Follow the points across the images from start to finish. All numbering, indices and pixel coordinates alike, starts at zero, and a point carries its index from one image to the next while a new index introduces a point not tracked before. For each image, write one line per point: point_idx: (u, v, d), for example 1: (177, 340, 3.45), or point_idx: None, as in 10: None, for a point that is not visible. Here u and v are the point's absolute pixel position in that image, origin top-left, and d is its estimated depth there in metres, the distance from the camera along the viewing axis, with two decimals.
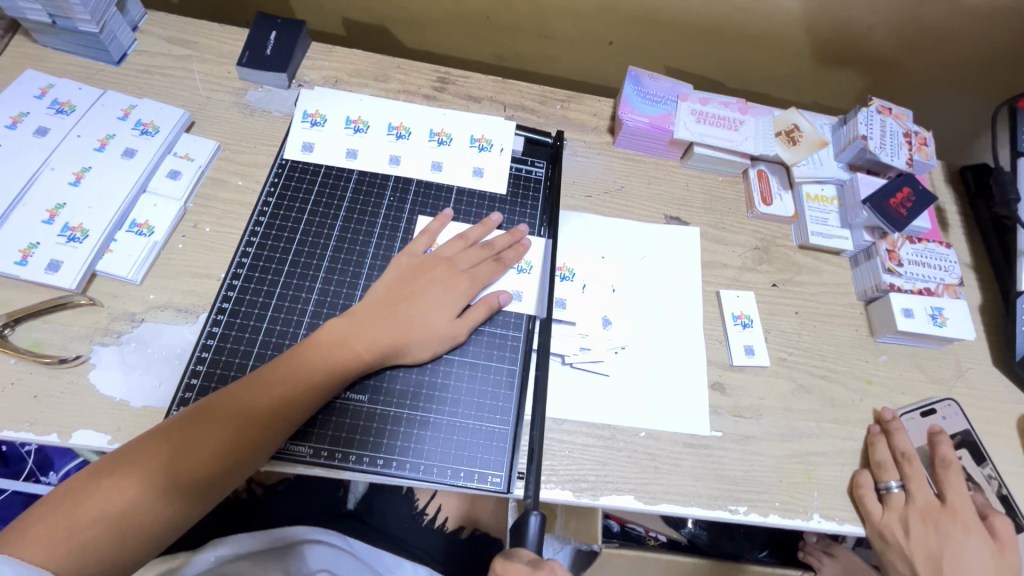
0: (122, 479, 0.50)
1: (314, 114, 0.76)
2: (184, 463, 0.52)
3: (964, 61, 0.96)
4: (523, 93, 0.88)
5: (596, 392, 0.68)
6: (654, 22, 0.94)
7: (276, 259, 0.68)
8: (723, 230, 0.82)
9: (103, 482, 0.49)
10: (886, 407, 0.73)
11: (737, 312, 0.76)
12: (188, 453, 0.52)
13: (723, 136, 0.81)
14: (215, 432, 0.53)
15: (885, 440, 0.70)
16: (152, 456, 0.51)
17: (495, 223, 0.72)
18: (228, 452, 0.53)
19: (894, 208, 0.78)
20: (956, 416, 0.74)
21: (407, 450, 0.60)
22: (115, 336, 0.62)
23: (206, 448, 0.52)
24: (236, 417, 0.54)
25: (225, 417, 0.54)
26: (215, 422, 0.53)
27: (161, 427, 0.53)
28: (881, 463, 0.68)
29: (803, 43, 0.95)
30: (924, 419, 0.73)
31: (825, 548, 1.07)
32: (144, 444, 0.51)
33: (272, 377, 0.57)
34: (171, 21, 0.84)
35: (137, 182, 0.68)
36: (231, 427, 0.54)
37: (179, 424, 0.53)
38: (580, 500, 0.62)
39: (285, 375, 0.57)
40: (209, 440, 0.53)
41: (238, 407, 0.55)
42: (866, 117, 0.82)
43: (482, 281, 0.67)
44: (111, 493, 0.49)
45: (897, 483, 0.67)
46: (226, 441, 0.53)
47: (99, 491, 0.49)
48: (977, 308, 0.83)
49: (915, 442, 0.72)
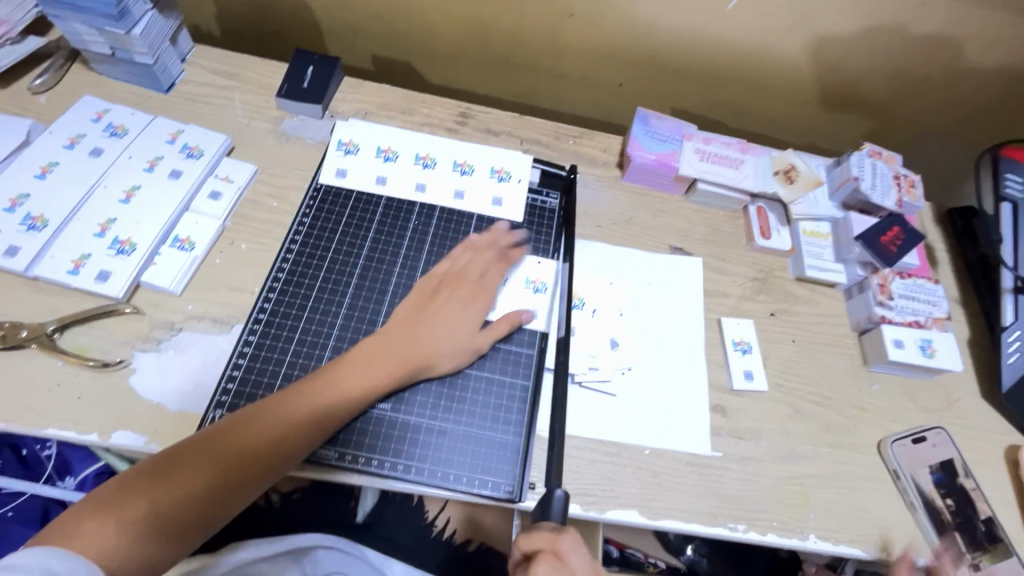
0: (165, 484, 0.53)
1: (348, 143, 0.82)
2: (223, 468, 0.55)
3: (950, 110, 1.03)
4: (538, 129, 0.95)
5: (603, 411, 0.72)
6: (661, 66, 1.01)
7: (308, 275, 0.73)
8: (724, 261, 0.88)
9: (148, 485, 0.53)
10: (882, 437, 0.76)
11: (737, 338, 0.80)
12: (228, 456, 0.56)
13: (725, 174, 0.88)
14: (253, 441, 0.57)
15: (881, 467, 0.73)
16: (193, 462, 0.54)
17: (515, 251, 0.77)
18: (267, 456, 0.57)
19: (885, 244, 0.83)
20: (946, 444, 0.76)
21: (425, 457, 0.63)
22: (155, 343, 0.67)
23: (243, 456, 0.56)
24: (275, 424, 0.58)
25: (262, 427, 0.58)
26: (257, 428, 0.58)
27: (204, 433, 0.57)
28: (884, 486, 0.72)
29: (800, 90, 1.02)
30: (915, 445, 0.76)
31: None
32: (184, 451, 0.55)
33: (305, 389, 0.61)
34: (216, 54, 0.91)
35: (181, 201, 0.74)
36: (267, 437, 0.57)
37: (218, 433, 0.57)
38: (587, 514, 0.65)
39: (319, 386, 0.61)
40: (250, 445, 0.57)
41: (274, 417, 0.58)
42: (858, 160, 0.89)
43: (501, 302, 0.72)
44: (157, 493, 0.52)
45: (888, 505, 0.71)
46: (265, 446, 0.57)
47: (147, 490, 0.52)
48: (965, 342, 0.87)
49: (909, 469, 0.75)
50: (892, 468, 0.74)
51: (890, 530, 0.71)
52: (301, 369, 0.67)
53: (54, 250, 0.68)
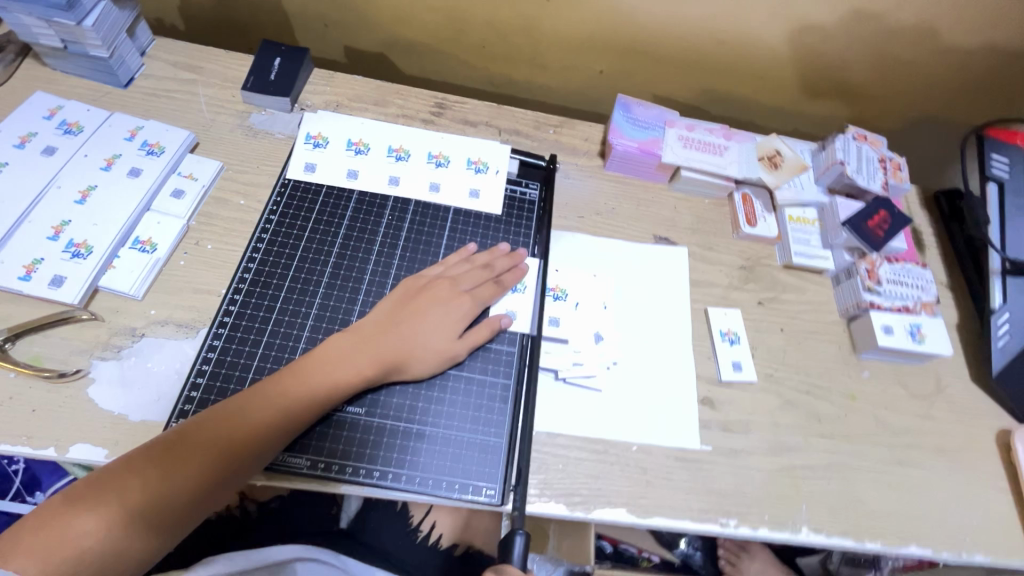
0: (121, 494, 0.50)
1: (316, 136, 0.79)
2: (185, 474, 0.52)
3: (936, 92, 1.01)
4: (517, 119, 0.92)
5: (587, 408, 0.69)
6: (642, 52, 0.98)
7: (277, 275, 0.70)
8: (710, 250, 0.86)
9: (102, 495, 0.50)
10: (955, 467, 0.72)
11: (725, 329, 0.78)
12: (190, 462, 0.53)
13: (709, 160, 0.86)
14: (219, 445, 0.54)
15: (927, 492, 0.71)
16: (154, 468, 0.52)
17: (501, 250, 0.74)
18: (231, 462, 0.54)
19: (873, 228, 0.82)
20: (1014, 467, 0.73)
21: (402, 462, 0.61)
22: (115, 351, 0.63)
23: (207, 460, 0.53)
24: (239, 428, 0.55)
25: (230, 428, 0.55)
26: (220, 433, 0.54)
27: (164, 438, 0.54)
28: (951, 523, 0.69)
29: (783, 73, 1.00)
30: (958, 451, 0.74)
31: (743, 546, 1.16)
32: (148, 452, 0.52)
33: (272, 391, 0.58)
34: (178, 47, 0.87)
35: (141, 200, 0.70)
36: (232, 440, 0.55)
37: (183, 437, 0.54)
38: (573, 514, 0.63)
39: (290, 386, 0.58)
40: (213, 450, 0.54)
41: (243, 420, 0.56)
42: (843, 143, 0.87)
43: (483, 301, 0.69)
44: (113, 502, 0.50)
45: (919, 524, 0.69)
46: (229, 451, 0.54)
47: (102, 500, 0.49)
48: (954, 326, 0.86)
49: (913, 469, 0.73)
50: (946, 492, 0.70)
51: (884, 520, 0.69)
52: (270, 373, 0.64)
53: (4, 255, 0.64)
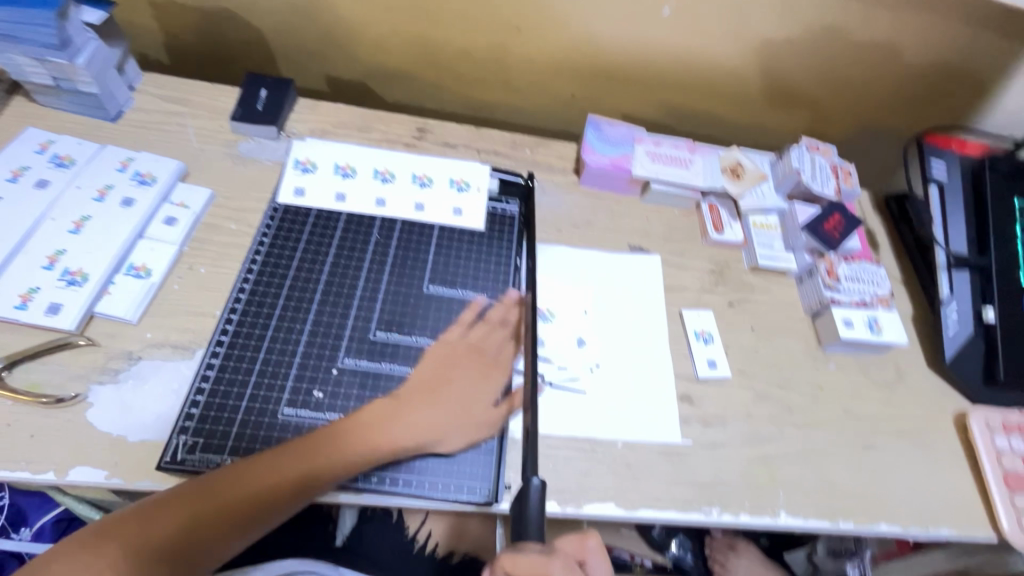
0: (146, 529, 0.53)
1: (305, 162, 0.83)
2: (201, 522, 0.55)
3: (880, 104, 1.09)
4: (495, 140, 0.97)
5: (574, 408, 0.73)
6: (609, 75, 1.05)
7: (271, 295, 0.72)
8: (682, 257, 0.91)
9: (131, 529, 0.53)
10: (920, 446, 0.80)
11: (699, 329, 0.83)
12: (219, 500, 0.56)
13: (676, 173, 0.92)
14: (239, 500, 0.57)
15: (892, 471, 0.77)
16: (170, 517, 0.54)
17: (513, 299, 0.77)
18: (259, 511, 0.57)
19: (829, 231, 0.88)
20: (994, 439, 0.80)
21: (399, 466, 0.64)
22: (112, 375, 0.65)
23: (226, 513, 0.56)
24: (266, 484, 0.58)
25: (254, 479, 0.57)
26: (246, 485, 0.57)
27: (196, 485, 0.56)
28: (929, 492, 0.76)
29: (741, 91, 1.07)
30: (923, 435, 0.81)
31: (729, 543, 1.23)
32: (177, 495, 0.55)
33: (305, 447, 0.60)
34: (165, 81, 0.90)
35: (135, 228, 0.72)
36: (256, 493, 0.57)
37: (203, 487, 0.56)
38: (564, 510, 0.66)
39: (319, 457, 0.59)
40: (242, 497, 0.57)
41: (264, 477, 0.58)
42: (798, 153, 0.94)
43: (509, 361, 0.72)
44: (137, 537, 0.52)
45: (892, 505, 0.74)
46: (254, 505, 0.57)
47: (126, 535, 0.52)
48: (909, 318, 0.93)
49: (880, 452, 0.78)
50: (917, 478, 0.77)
51: (856, 501, 0.74)
52: (268, 388, 0.66)
53: (0, 285, 0.65)
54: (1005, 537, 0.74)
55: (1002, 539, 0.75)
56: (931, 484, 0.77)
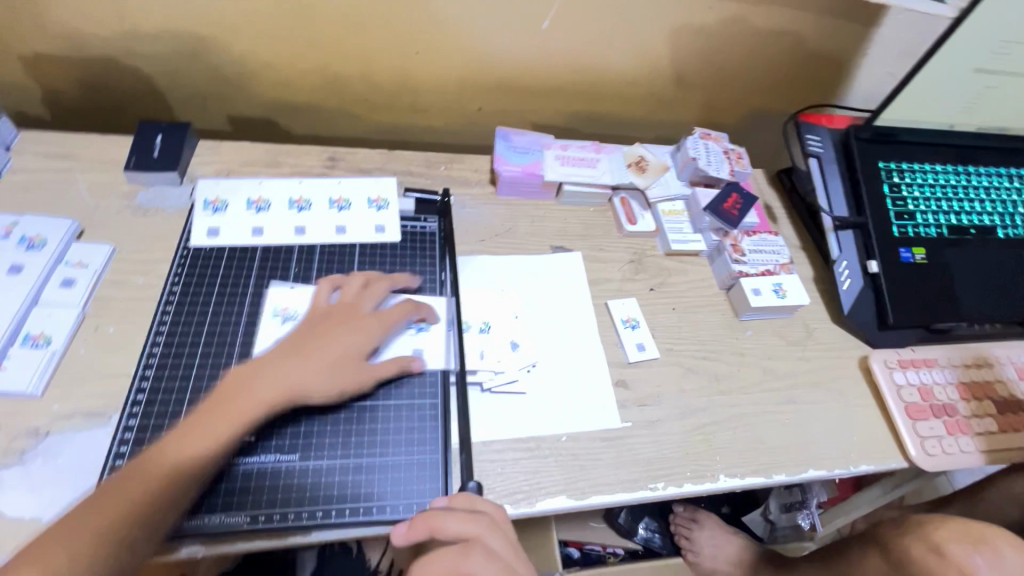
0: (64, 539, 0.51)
1: (285, 309, 0.74)
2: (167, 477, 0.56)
3: (759, 89, 1.20)
4: (409, 160, 0.98)
5: (515, 410, 0.75)
6: (511, 88, 1.09)
7: (189, 343, 0.70)
8: (601, 251, 0.96)
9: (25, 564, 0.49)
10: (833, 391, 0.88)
11: (625, 316, 0.87)
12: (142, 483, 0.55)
13: (585, 173, 0.97)
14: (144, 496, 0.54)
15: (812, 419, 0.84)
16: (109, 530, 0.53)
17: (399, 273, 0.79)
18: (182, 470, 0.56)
19: (728, 209, 0.96)
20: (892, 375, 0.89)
21: (345, 497, 0.62)
22: (17, 456, 0.60)
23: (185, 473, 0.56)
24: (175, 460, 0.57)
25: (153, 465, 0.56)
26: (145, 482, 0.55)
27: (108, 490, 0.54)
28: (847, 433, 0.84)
29: (635, 90, 1.14)
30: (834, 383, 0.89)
31: (691, 517, 1.29)
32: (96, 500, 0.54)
33: (200, 424, 0.59)
34: (47, 138, 0.85)
35: (27, 295, 0.68)
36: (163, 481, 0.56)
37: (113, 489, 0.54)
38: (518, 511, 0.67)
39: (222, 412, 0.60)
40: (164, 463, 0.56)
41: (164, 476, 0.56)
42: (693, 142, 1.02)
43: (389, 320, 0.72)
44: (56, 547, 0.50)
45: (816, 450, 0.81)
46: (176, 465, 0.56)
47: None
48: (810, 279, 1.02)
49: (799, 404, 0.85)
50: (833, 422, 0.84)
51: (784, 453, 0.80)
52: None
53: None
54: (914, 462, 0.83)
55: (912, 464, 0.83)
56: (847, 426, 0.85)
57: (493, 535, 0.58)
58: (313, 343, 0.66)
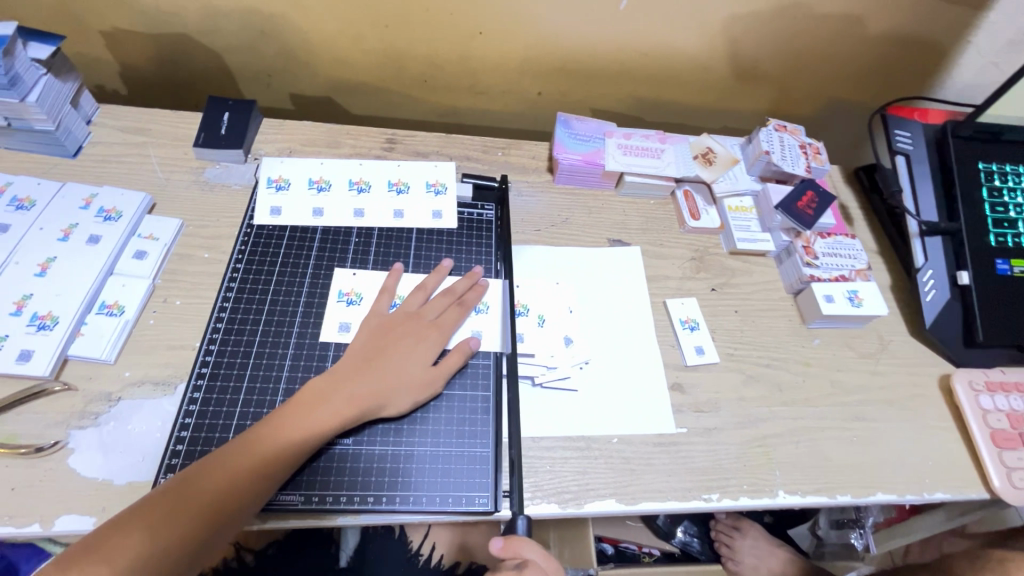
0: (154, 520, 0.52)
1: (349, 293, 0.75)
2: (254, 473, 0.57)
3: (842, 79, 1.11)
4: (466, 145, 0.96)
5: (567, 408, 0.73)
6: (574, 72, 1.05)
7: (250, 320, 0.71)
8: (661, 246, 0.91)
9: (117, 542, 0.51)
10: (908, 413, 0.81)
11: (684, 317, 0.83)
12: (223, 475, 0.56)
13: (649, 164, 0.92)
14: (229, 487, 0.56)
15: (884, 439, 0.78)
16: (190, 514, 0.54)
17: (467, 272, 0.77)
18: (266, 470, 0.58)
19: (802, 209, 0.89)
20: (979, 398, 0.82)
21: (395, 485, 0.63)
22: (92, 419, 0.63)
23: (269, 473, 0.58)
24: (255, 453, 0.58)
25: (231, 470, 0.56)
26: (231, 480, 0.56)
27: (191, 480, 0.55)
28: (922, 460, 0.78)
29: (706, 77, 1.08)
30: (910, 402, 0.82)
31: (733, 524, 1.25)
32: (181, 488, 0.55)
33: (274, 423, 0.60)
34: (124, 112, 0.88)
35: (104, 265, 0.71)
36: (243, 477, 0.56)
37: (194, 479, 0.55)
38: (566, 511, 0.66)
39: (295, 429, 0.60)
40: (244, 466, 0.57)
41: (243, 466, 0.57)
42: (766, 135, 0.95)
43: (450, 327, 0.72)
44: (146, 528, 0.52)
45: (887, 475, 0.75)
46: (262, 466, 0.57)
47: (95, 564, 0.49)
48: (887, 288, 0.94)
49: (871, 422, 0.80)
50: (908, 448, 0.78)
51: (851, 473, 0.75)
52: (255, 418, 0.65)
53: None
54: (997, 494, 0.76)
55: (995, 496, 0.77)
56: (923, 450, 0.79)
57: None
58: (378, 353, 0.67)
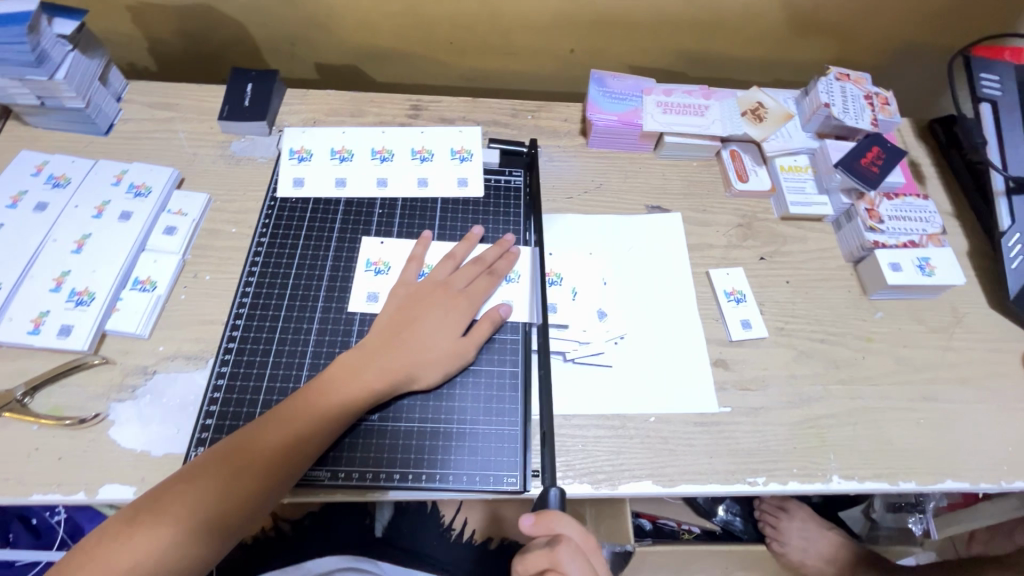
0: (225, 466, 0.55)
1: (377, 262, 0.73)
2: (308, 432, 0.58)
3: (917, 18, 0.98)
4: (494, 109, 0.91)
5: (599, 384, 0.69)
6: (610, 25, 0.97)
7: (274, 295, 0.70)
8: (705, 212, 0.85)
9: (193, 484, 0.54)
10: (985, 393, 0.73)
11: (729, 288, 0.77)
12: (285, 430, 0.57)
13: (692, 122, 0.85)
14: (282, 444, 0.57)
15: (956, 422, 0.71)
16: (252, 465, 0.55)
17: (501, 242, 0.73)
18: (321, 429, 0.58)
19: (866, 166, 0.80)
20: None
21: (422, 462, 0.61)
22: (130, 391, 0.64)
23: (320, 432, 0.58)
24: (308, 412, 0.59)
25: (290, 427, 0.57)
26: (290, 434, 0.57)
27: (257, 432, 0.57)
28: (1001, 446, 0.70)
29: (757, 24, 0.97)
30: (988, 382, 0.74)
31: (780, 504, 1.18)
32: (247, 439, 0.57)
33: (309, 394, 0.60)
34: (152, 88, 0.88)
35: (136, 241, 0.71)
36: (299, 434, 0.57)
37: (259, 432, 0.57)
38: (599, 492, 0.63)
39: (335, 397, 0.59)
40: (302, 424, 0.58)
41: (298, 424, 0.58)
42: (826, 85, 0.86)
43: (479, 297, 0.69)
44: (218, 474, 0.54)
45: (959, 460, 0.68)
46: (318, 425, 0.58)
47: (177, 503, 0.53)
48: (964, 254, 0.84)
49: (941, 403, 0.72)
50: (985, 432, 0.71)
51: (915, 458, 0.68)
52: (281, 393, 0.64)
53: (13, 311, 0.65)
54: None
55: None
56: (1003, 434, 0.71)
57: (573, 564, 0.53)
58: (405, 325, 0.65)
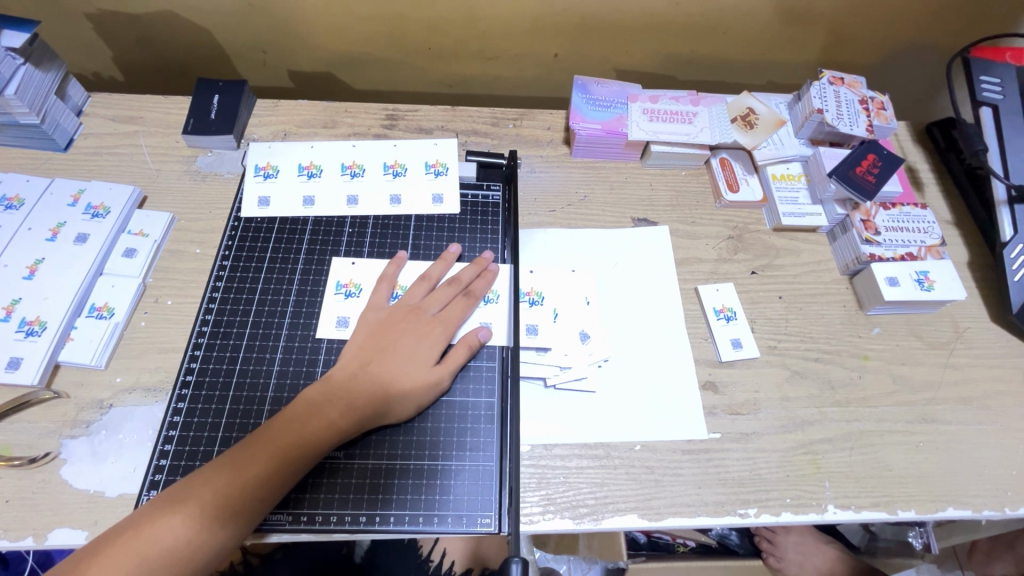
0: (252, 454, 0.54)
1: (347, 284, 0.69)
2: (327, 429, 0.57)
3: (913, 16, 0.94)
4: (474, 118, 0.88)
5: (583, 412, 0.66)
6: (594, 28, 0.93)
7: (236, 323, 0.67)
8: (694, 224, 0.81)
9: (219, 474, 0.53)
10: (989, 414, 0.70)
11: (718, 305, 0.74)
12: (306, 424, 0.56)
13: (679, 131, 0.81)
14: (300, 441, 0.56)
15: (958, 445, 0.67)
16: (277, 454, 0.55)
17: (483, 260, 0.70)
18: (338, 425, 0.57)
19: (861, 175, 0.77)
20: None
21: (390, 502, 0.58)
22: (83, 427, 0.61)
23: (335, 430, 0.57)
24: (326, 408, 0.58)
25: (310, 424, 0.56)
26: (309, 428, 0.56)
27: (282, 424, 0.56)
28: (1005, 470, 0.66)
29: (747, 26, 0.94)
30: (991, 401, 0.70)
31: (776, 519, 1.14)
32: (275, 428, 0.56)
33: (281, 425, 0.56)
34: (114, 100, 0.84)
35: (91, 266, 0.67)
36: (318, 431, 0.56)
37: (283, 425, 0.56)
38: (581, 527, 0.60)
39: (313, 424, 0.57)
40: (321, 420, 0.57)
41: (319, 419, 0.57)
42: (819, 90, 0.82)
43: (455, 320, 0.65)
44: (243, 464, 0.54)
45: (961, 486, 0.65)
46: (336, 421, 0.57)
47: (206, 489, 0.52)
48: (964, 265, 0.81)
49: (941, 425, 0.69)
50: (989, 456, 0.67)
51: (915, 485, 0.65)
52: (241, 430, 0.61)
53: None
54: None
55: None
56: (1006, 457, 0.67)
57: None
58: (374, 354, 0.62)
